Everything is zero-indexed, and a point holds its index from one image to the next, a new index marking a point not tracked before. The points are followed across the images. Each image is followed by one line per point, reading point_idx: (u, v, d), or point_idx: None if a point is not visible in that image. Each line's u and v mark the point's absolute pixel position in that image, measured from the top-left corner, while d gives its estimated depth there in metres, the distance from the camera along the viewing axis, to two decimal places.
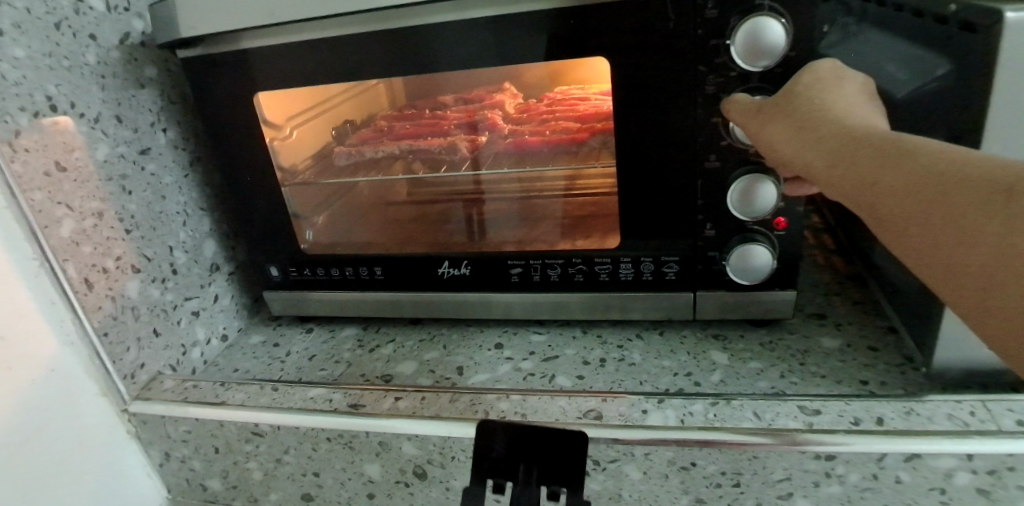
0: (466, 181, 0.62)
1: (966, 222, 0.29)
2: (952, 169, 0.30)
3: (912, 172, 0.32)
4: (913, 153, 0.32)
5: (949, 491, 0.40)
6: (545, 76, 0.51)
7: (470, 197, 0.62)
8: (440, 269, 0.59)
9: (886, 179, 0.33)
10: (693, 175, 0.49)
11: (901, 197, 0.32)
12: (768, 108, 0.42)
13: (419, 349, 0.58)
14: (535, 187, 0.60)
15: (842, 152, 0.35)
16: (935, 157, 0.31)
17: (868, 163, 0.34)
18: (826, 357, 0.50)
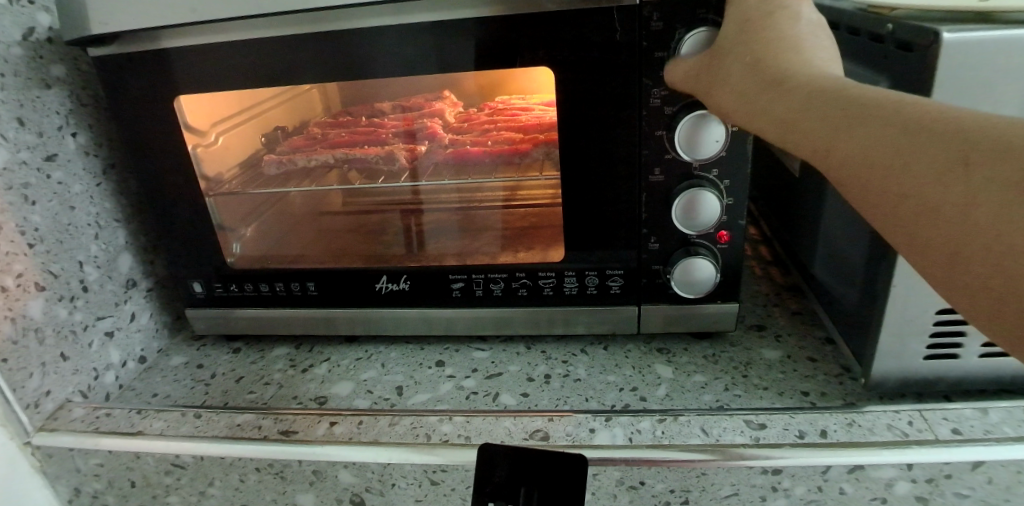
0: (405, 189, 0.60)
1: (923, 177, 0.27)
2: (908, 129, 0.28)
3: (866, 132, 0.30)
4: (867, 111, 0.30)
5: (890, 500, 0.41)
6: (486, 87, 0.50)
7: (408, 206, 0.60)
8: (378, 284, 0.56)
9: (832, 135, 0.31)
10: (637, 187, 0.49)
11: (854, 157, 0.30)
12: (714, 68, 0.40)
13: (355, 367, 0.55)
14: (475, 198, 0.58)
15: (797, 113, 0.33)
16: (892, 113, 0.29)
17: (822, 124, 0.32)
18: (768, 368, 0.50)
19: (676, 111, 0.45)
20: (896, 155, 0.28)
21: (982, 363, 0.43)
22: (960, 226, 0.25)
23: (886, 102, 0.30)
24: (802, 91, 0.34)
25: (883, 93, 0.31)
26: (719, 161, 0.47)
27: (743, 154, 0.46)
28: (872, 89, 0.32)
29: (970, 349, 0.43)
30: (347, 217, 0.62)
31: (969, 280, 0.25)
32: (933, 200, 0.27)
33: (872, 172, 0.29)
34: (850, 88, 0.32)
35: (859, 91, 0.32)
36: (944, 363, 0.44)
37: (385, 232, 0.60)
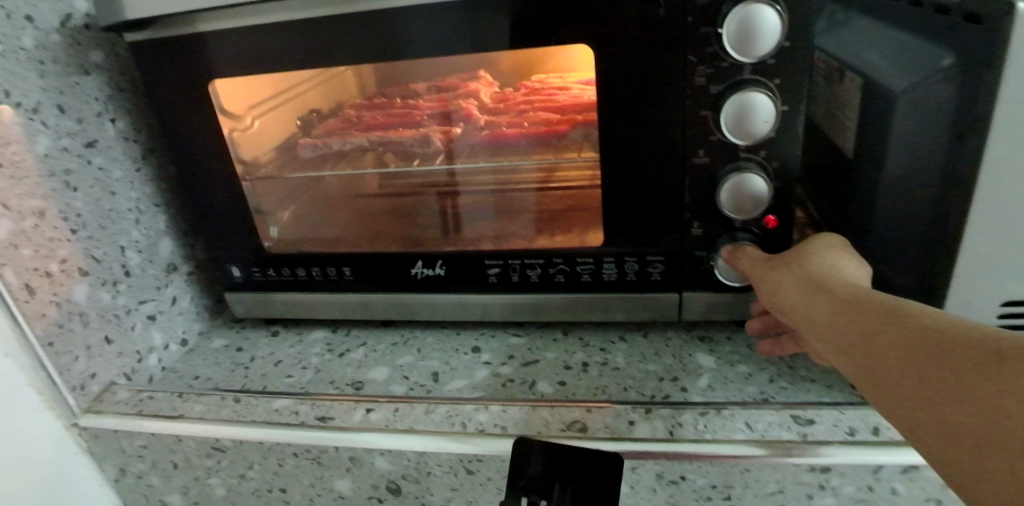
0: (439, 171, 0.57)
1: (940, 410, 0.28)
2: (967, 359, 0.28)
3: (921, 378, 0.29)
4: (929, 344, 0.30)
5: (946, 500, 0.39)
6: (520, 66, 0.48)
7: (444, 189, 0.58)
8: (413, 269, 0.56)
9: (872, 336, 0.32)
10: (680, 170, 0.47)
11: (905, 396, 0.30)
12: (777, 278, 0.41)
13: (391, 352, 0.55)
14: (511, 179, 0.57)
15: (834, 320, 0.35)
16: (953, 347, 0.29)
17: (883, 355, 0.31)
18: (816, 359, 0.48)
19: (723, 90, 0.43)
20: (948, 400, 0.28)
21: None
22: (974, 378, 0.27)
23: (956, 332, 0.29)
24: (845, 298, 0.35)
25: (954, 323, 0.30)
26: (768, 142, 0.44)
27: (793, 136, 0.44)
28: (947, 318, 0.31)
29: None
30: (386, 199, 0.62)
31: (956, 428, 0.27)
32: (943, 415, 0.28)
33: (922, 424, 0.29)
34: (921, 317, 0.31)
35: (937, 316, 0.31)
36: None
37: (419, 214, 0.59)
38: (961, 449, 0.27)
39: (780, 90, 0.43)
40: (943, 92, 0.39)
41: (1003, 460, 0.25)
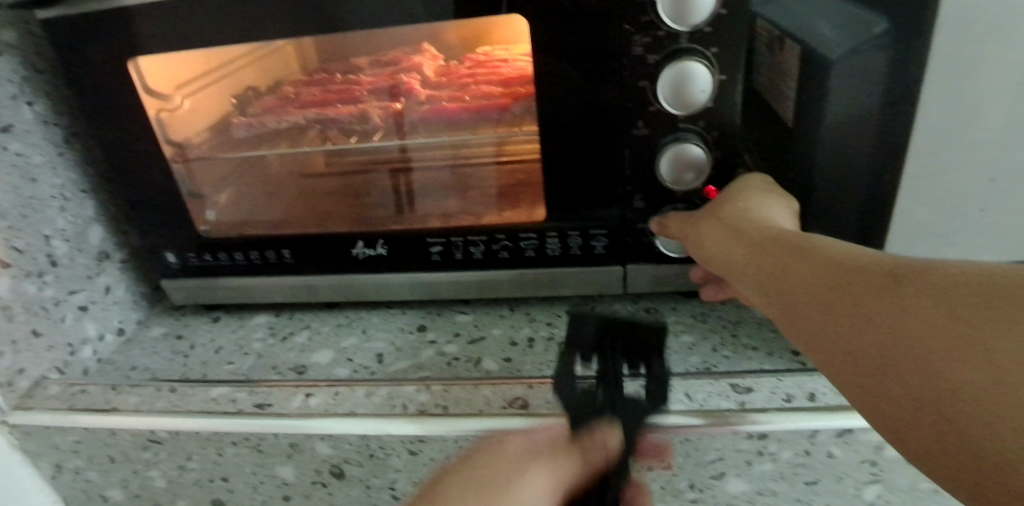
0: (392, 147, 0.56)
1: (851, 335, 0.30)
2: (864, 288, 0.30)
3: (828, 312, 0.31)
4: (835, 280, 0.32)
5: (880, 462, 0.39)
6: (470, 38, 0.47)
7: (397, 165, 0.56)
8: (355, 249, 0.55)
9: (791, 278, 0.34)
10: (619, 142, 0.46)
11: (816, 329, 0.32)
12: (699, 229, 0.43)
13: (336, 335, 0.54)
14: (467, 155, 0.55)
15: (757, 270, 0.37)
16: (855, 280, 0.31)
17: (796, 293, 0.33)
18: (758, 327, 0.49)
19: (659, 60, 0.42)
20: (849, 327, 0.30)
21: None
22: (883, 302, 0.29)
23: (857, 265, 0.32)
24: (761, 244, 0.37)
25: (856, 257, 0.32)
26: (706, 112, 0.44)
27: (732, 105, 0.44)
28: (850, 254, 0.33)
29: None
30: (337, 178, 0.59)
31: (872, 350, 0.29)
32: (855, 340, 0.30)
33: (830, 352, 0.31)
34: (828, 254, 0.34)
35: (842, 253, 0.33)
36: None
37: (371, 194, 0.57)
38: (861, 371, 0.29)
39: (717, 58, 0.42)
40: (874, 59, 0.39)
41: (897, 378, 0.28)
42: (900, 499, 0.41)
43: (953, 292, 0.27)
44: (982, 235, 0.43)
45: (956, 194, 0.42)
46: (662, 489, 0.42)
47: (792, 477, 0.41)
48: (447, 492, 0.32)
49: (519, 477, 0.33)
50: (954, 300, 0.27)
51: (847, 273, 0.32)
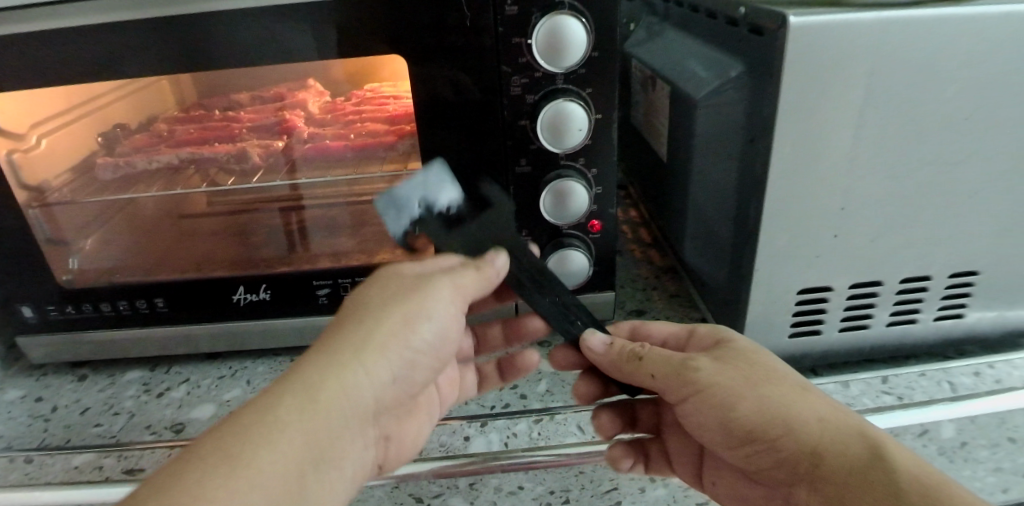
0: (283, 185, 0.54)
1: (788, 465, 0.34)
2: (787, 419, 0.34)
3: (731, 412, 0.35)
4: (750, 391, 0.35)
5: None
6: (351, 73, 0.47)
7: (288, 203, 0.54)
8: (236, 294, 0.52)
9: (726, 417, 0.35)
10: (505, 180, 0.47)
11: (756, 455, 0.36)
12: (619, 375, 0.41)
13: (217, 387, 0.51)
14: (360, 191, 0.53)
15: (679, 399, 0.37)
16: (783, 398, 0.34)
17: (733, 424, 0.35)
18: None
19: (538, 99, 0.44)
20: (750, 435, 0.35)
21: (841, 336, 0.46)
22: (821, 455, 0.33)
23: (799, 395, 0.35)
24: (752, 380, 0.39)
25: (774, 379, 0.35)
26: (585, 149, 0.46)
27: (609, 143, 0.46)
28: (792, 377, 0.36)
29: (830, 324, 0.46)
30: (220, 219, 0.55)
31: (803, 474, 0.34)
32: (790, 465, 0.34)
33: (737, 451, 0.36)
34: (715, 363, 0.37)
35: (783, 371, 0.36)
36: (808, 338, 0.46)
37: (256, 232, 0.54)
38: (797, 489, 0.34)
39: (593, 98, 0.44)
40: (734, 99, 0.42)
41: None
42: None
43: (853, 466, 0.32)
44: (843, 260, 0.43)
45: (819, 221, 0.42)
46: None
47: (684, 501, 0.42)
48: (367, 306, 0.34)
49: (427, 290, 0.35)
50: (871, 484, 0.31)
51: (780, 426, 0.34)
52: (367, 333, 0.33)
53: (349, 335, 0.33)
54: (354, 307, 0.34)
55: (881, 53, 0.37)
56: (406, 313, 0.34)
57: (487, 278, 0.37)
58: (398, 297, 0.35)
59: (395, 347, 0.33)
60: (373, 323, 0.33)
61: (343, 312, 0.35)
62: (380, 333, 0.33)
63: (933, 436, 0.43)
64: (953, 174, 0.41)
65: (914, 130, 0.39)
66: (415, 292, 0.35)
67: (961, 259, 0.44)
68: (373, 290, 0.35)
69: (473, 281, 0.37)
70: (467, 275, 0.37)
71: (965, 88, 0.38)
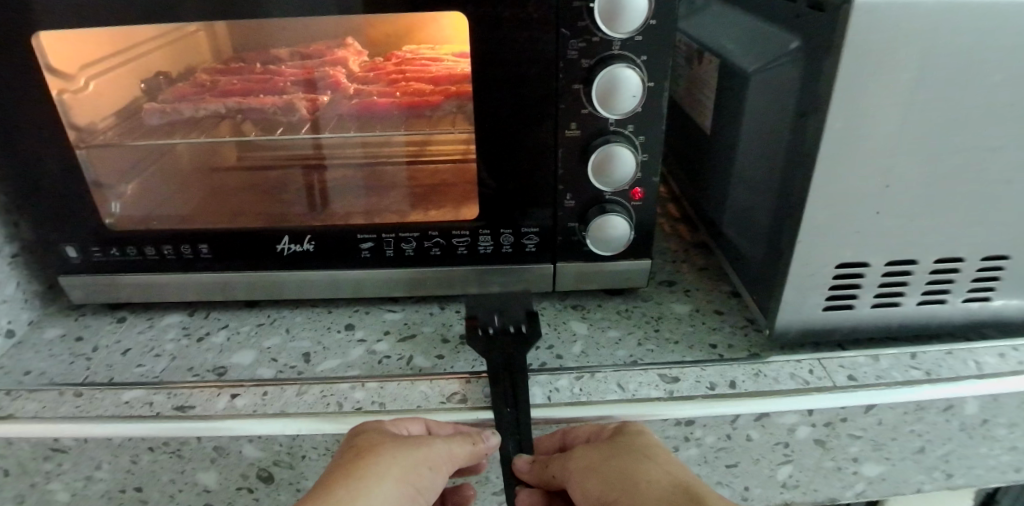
0: (306, 144, 0.54)
1: None
2: (632, 488, 0.35)
3: (597, 480, 0.36)
4: (605, 467, 0.36)
5: (791, 442, 0.44)
6: (394, 33, 0.48)
7: (310, 163, 0.54)
8: (280, 245, 0.53)
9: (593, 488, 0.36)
10: (553, 143, 0.48)
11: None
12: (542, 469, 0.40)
13: (257, 335, 0.53)
14: (382, 152, 0.54)
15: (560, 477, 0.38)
16: (640, 468, 0.36)
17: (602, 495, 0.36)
18: (678, 323, 0.52)
19: (592, 65, 0.44)
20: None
21: (873, 312, 0.47)
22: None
23: (644, 463, 0.36)
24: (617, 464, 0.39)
25: (626, 455, 0.37)
26: (635, 116, 0.46)
27: (658, 113, 0.46)
28: (648, 450, 0.37)
29: (863, 300, 0.47)
30: (241, 174, 0.56)
31: None
32: None
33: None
34: (586, 450, 0.38)
35: (649, 449, 0.38)
36: (841, 313, 0.47)
37: (284, 193, 0.55)
38: None
39: (646, 67, 0.45)
40: (788, 74, 0.43)
41: None
42: (804, 476, 0.46)
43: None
44: (881, 238, 0.44)
45: (861, 198, 0.43)
46: None
47: (714, 461, 0.44)
48: (380, 448, 0.36)
49: (435, 442, 0.37)
50: None
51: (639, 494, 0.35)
52: (381, 469, 0.35)
53: (368, 465, 0.35)
54: (369, 445, 0.37)
55: (939, 35, 0.37)
56: (414, 459, 0.36)
57: (479, 451, 0.38)
58: (407, 448, 0.37)
59: (402, 489, 0.35)
60: (381, 468, 0.35)
61: (358, 444, 0.37)
62: (392, 473, 0.35)
63: (955, 412, 0.44)
64: (994, 162, 0.42)
65: (963, 112, 0.40)
66: (417, 450, 0.36)
67: (996, 243, 0.45)
68: (384, 436, 0.38)
69: (468, 453, 0.38)
70: (463, 447, 0.38)
71: (1018, 74, 0.39)
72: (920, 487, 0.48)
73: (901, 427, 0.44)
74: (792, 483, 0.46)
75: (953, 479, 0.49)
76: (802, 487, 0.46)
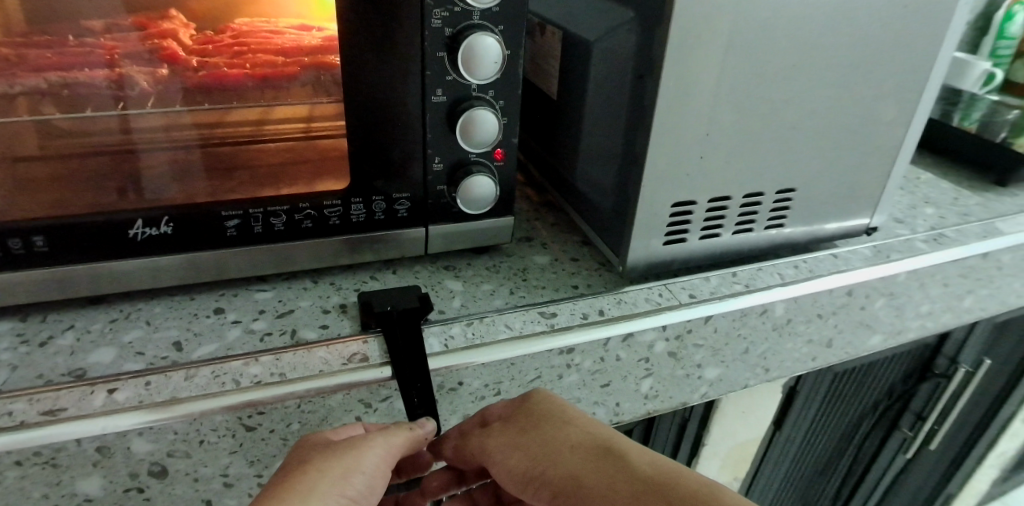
0: (112, 127, 0.48)
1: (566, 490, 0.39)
2: (557, 454, 0.40)
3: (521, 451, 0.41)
4: (530, 442, 0.41)
5: (650, 357, 0.51)
6: (221, 2, 0.46)
7: (113, 151, 0.48)
8: (132, 230, 0.49)
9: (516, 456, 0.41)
10: (420, 108, 0.50)
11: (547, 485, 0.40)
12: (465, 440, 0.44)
13: (114, 331, 0.49)
14: (227, 131, 0.52)
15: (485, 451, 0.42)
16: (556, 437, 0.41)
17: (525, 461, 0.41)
18: (541, 271, 0.58)
19: (456, 33, 0.47)
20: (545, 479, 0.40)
21: (701, 243, 0.56)
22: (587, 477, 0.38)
23: (563, 428, 0.41)
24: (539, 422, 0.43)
25: (546, 423, 0.42)
26: (495, 82, 0.50)
27: (515, 79, 0.51)
28: (562, 415, 0.42)
29: (693, 233, 0.56)
30: (49, 165, 0.47)
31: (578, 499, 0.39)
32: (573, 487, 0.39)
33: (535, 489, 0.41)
34: (503, 425, 0.43)
35: (560, 411, 0.42)
36: (676, 246, 0.56)
37: (101, 183, 0.48)
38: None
39: (505, 35, 0.49)
40: (626, 41, 0.49)
41: None
42: (662, 386, 0.54)
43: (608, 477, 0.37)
44: (705, 178, 0.53)
45: (689, 144, 0.51)
46: None
47: (592, 383, 0.50)
48: (309, 462, 0.37)
49: (366, 441, 0.38)
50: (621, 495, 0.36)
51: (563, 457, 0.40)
52: (312, 481, 0.36)
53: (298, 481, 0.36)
54: (302, 461, 0.37)
55: (743, 6, 0.46)
56: (346, 464, 0.37)
57: (413, 437, 0.40)
58: (338, 454, 0.38)
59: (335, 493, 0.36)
60: (317, 479, 0.36)
61: (292, 464, 0.38)
62: (323, 482, 0.36)
63: (769, 314, 0.55)
64: (782, 110, 0.52)
65: (760, 70, 0.49)
66: (352, 452, 0.38)
67: (786, 178, 0.56)
68: (317, 447, 0.39)
69: (404, 439, 0.39)
70: (399, 436, 0.39)
71: (796, 39, 0.49)
72: (748, 381, 0.59)
73: (730, 332, 0.54)
74: (653, 393, 0.54)
75: (770, 372, 0.60)
76: (660, 396, 0.54)
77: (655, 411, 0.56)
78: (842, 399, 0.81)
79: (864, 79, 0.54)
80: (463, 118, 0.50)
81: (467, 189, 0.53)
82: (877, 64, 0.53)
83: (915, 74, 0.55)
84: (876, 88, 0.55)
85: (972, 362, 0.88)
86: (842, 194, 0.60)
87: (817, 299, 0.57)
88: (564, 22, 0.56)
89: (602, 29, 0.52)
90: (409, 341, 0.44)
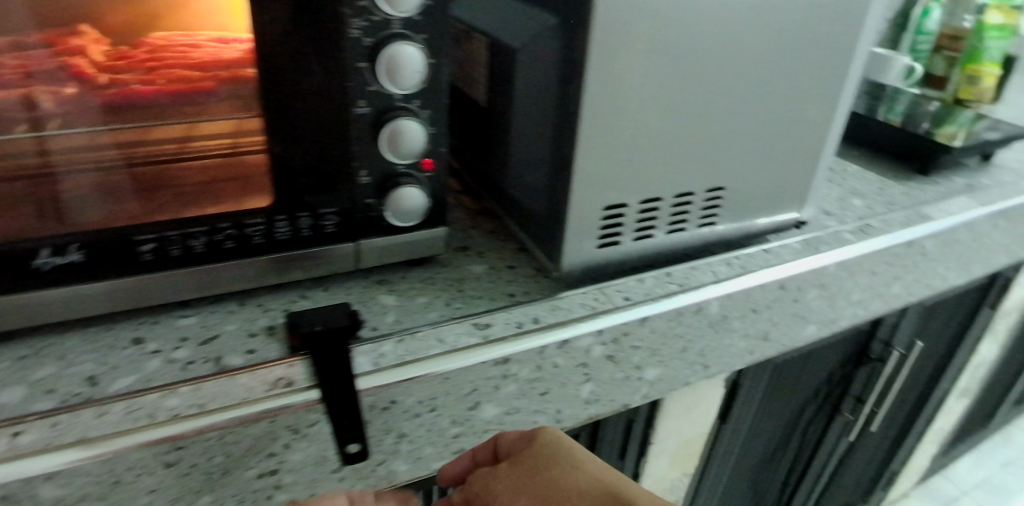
0: (20, 150, 0.43)
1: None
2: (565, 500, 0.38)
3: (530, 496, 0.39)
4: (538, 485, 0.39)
5: (588, 362, 0.51)
6: (130, 14, 0.43)
7: (22, 175, 0.44)
8: (37, 261, 0.45)
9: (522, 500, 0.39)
10: (343, 121, 0.48)
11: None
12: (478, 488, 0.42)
13: (22, 368, 0.46)
14: (141, 150, 0.48)
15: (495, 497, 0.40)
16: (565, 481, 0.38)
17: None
18: (477, 281, 0.57)
19: (376, 42, 0.46)
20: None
21: (635, 244, 0.57)
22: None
23: (573, 472, 0.39)
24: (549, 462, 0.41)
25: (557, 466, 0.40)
26: (419, 91, 0.49)
27: (439, 88, 0.50)
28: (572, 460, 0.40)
29: (627, 236, 0.56)
30: None
31: None
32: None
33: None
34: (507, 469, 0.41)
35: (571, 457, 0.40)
36: (611, 249, 0.56)
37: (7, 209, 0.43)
38: None
39: (429, 44, 0.48)
40: (549, 46, 0.49)
41: None
42: (603, 390, 0.54)
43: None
44: (634, 181, 0.53)
45: (616, 148, 0.51)
46: (429, 449, 0.48)
47: (531, 392, 0.50)
48: None
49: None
50: None
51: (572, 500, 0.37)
52: None
53: None
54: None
55: (661, 8, 0.46)
56: None
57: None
58: None
59: None
60: None
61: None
62: None
63: (704, 311, 0.56)
64: (705, 110, 0.53)
65: (681, 71, 0.50)
66: None
67: (714, 176, 0.57)
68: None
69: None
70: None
71: (714, 40, 0.49)
72: (690, 379, 0.59)
73: (668, 332, 0.54)
74: (594, 398, 0.54)
75: (711, 368, 0.60)
76: (601, 400, 0.54)
77: (598, 416, 0.55)
78: (786, 389, 0.83)
79: (785, 78, 0.55)
80: (388, 129, 0.49)
81: (398, 202, 0.52)
82: (796, 63, 0.54)
83: (833, 73, 0.57)
84: (796, 87, 0.56)
85: (906, 345, 0.91)
86: (769, 191, 0.61)
87: (751, 294, 0.58)
88: (489, 28, 0.56)
89: (526, 34, 0.51)
90: (337, 361, 0.42)
